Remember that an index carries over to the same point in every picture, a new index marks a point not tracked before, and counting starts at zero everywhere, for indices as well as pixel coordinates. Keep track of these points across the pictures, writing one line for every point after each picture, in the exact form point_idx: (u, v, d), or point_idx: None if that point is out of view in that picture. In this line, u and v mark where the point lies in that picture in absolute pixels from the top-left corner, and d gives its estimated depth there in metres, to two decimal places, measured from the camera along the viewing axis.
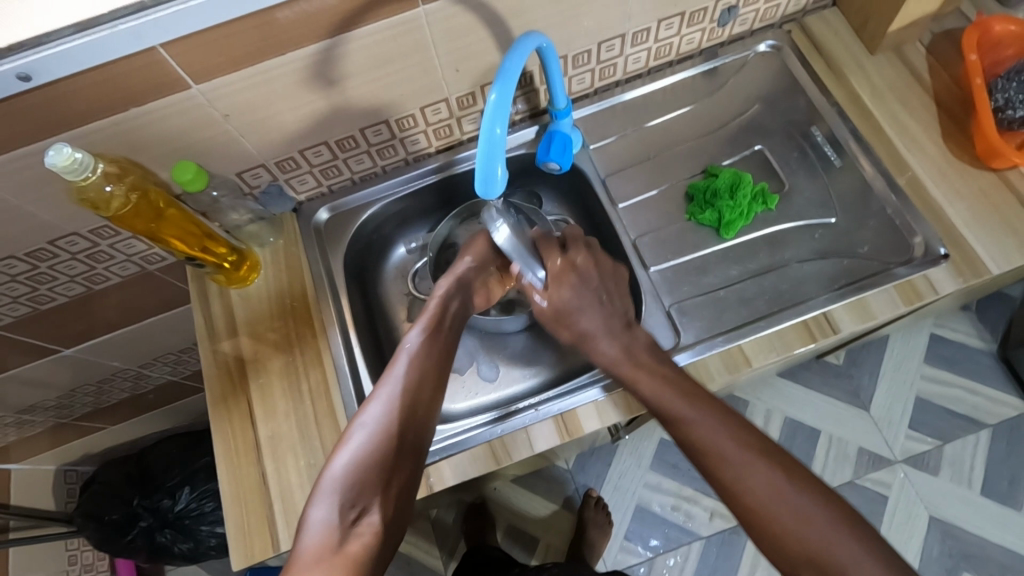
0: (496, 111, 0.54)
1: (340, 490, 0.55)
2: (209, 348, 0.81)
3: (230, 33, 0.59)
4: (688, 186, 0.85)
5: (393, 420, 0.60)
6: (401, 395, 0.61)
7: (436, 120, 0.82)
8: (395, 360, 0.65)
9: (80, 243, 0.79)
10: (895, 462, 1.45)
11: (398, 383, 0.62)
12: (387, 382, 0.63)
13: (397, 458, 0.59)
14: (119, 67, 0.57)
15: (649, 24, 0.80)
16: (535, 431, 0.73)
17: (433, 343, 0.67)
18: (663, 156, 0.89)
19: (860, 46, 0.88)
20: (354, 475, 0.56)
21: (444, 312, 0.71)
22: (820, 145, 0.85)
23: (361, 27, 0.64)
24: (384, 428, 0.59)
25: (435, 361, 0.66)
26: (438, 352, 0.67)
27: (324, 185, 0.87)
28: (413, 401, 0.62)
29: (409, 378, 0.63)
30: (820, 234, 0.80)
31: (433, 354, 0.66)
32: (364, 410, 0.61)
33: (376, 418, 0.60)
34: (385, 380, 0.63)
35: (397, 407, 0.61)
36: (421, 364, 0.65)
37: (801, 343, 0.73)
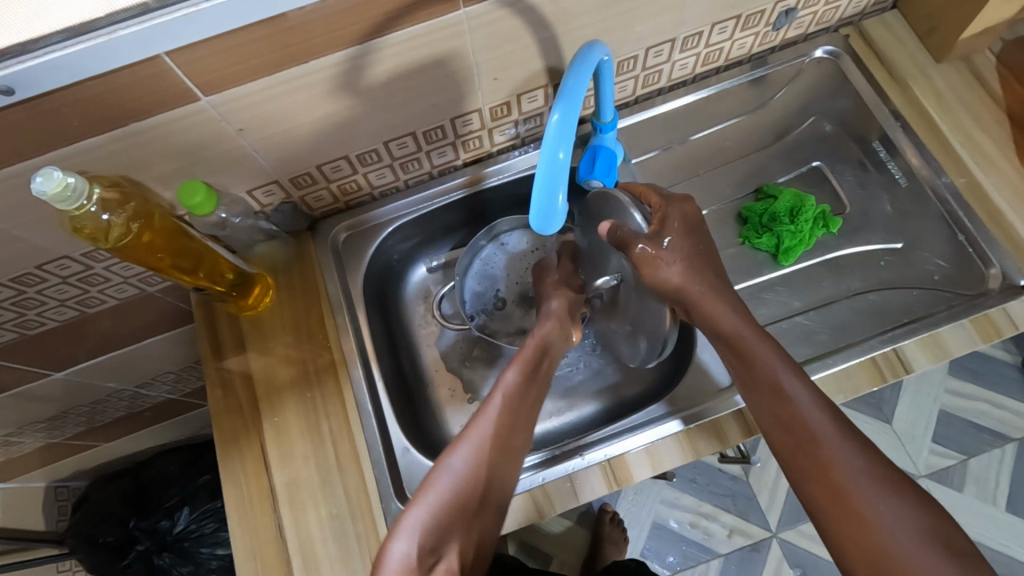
0: (559, 134, 0.47)
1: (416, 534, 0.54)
2: (218, 383, 0.74)
3: (247, 40, 0.51)
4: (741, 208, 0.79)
5: (481, 472, 0.58)
6: (489, 447, 0.59)
7: (466, 131, 0.75)
8: (487, 405, 0.62)
9: (72, 266, 0.72)
10: (917, 478, 1.40)
11: (490, 431, 0.60)
12: (477, 425, 0.60)
13: (478, 506, 0.57)
14: (117, 78, 0.49)
15: (703, 28, 0.73)
16: (580, 479, 0.67)
17: (526, 387, 0.65)
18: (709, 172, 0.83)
19: (924, 54, 0.81)
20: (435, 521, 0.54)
21: (539, 353, 0.68)
22: (885, 164, 0.80)
23: (393, 33, 0.56)
24: (469, 477, 0.57)
25: (524, 408, 0.64)
26: (529, 396, 0.65)
27: (341, 202, 0.79)
28: (497, 454, 0.60)
29: (502, 425, 0.61)
30: (886, 261, 0.75)
31: (523, 403, 0.64)
32: (451, 453, 0.59)
33: (462, 465, 0.58)
34: (476, 420, 0.61)
35: (485, 455, 0.59)
36: (512, 412, 0.62)
37: (870, 383, 0.67)
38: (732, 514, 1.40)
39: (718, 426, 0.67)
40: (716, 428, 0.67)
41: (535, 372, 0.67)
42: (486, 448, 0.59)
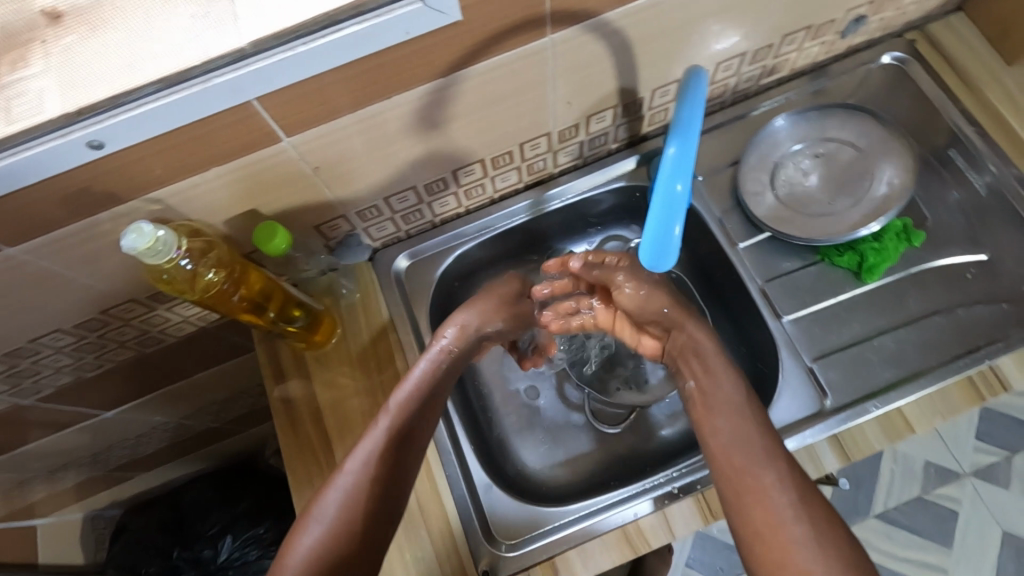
0: (678, 165, 0.45)
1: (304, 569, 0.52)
2: (287, 424, 0.71)
3: (336, 79, 0.48)
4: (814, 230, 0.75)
5: (363, 491, 0.56)
6: (370, 466, 0.58)
7: (533, 154, 0.73)
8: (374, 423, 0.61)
9: (135, 309, 0.69)
10: (964, 476, 1.38)
11: (369, 453, 0.58)
12: (337, 486, 0.57)
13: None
14: (205, 126, 0.47)
15: (774, 41, 0.71)
16: (673, 511, 0.65)
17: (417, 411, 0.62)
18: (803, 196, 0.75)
19: (994, 57, 0.79)
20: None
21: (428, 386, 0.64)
22: (962, 172, 0.76)
23: (479, 63, 0.54)
24: (319, 554, 0.53)
25: (404, 446, 0.60)
26: (406, 443, 0.60)
27: (402, 231, 0.77)
28: (367, 505, 0.56)
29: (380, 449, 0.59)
30: (973, 274, 0.71)
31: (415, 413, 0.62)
32: (304, 529, 0.55)
33: (313, 544, 0.53)
34: (337, 481, 0.57)
35: (342, 523, 0.54)
36: (401, 427, 0.60)
37: (969, 404, 0.65)
38: None
39: (811, 457, 0.65)
40: (813, 455, 0.65)
41: (416, 415, 0.62)
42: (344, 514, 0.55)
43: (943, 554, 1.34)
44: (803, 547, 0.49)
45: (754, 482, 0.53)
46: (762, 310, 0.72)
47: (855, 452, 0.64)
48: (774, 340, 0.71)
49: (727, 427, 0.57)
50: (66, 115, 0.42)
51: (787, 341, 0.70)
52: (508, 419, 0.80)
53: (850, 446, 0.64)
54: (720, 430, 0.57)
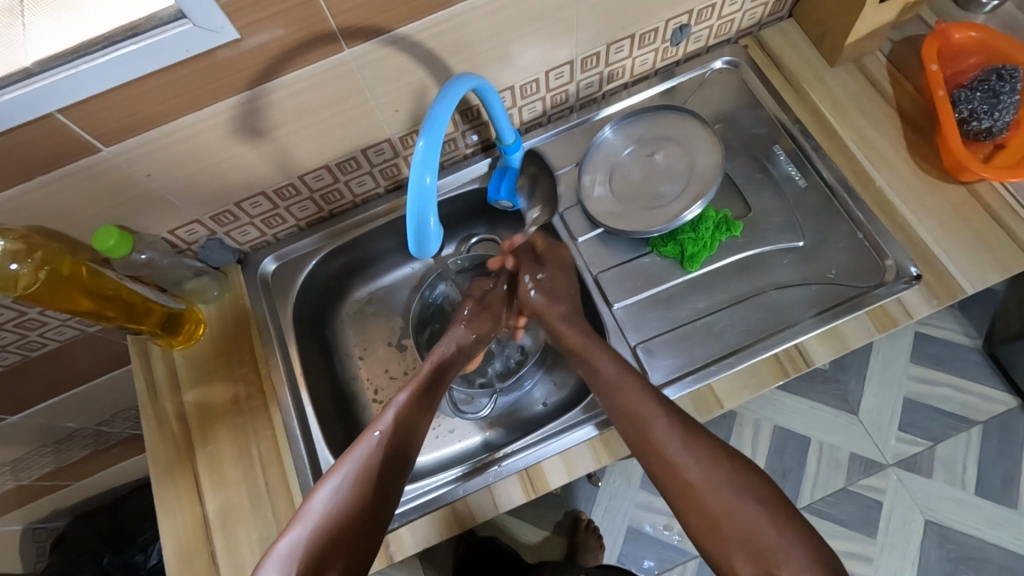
0: (423, 159, 0.50)
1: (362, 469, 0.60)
2: (153, 415, 0.76)
3: (135, 93, 0.54)
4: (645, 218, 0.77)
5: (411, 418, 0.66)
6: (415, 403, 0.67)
7: (381, 160, 0.78)
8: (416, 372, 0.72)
9: (6, 312, 0.75)
10: (886, 466, 1.41)
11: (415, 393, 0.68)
12: (364, 444, 0.62)
13: (367, 523, 0.57)
14: (13, 138, 0.53)
15: (597, 48, 0.77)
16: (500, 488, 0.69)
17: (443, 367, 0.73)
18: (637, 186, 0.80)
19: (819, 58, 0.84)
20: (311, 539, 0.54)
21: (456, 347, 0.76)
22: (788, 166, 0.81)
23: (282, 76, 0.60)
24: (347, 495, 0.57)
25: (419, 419, 0.66)
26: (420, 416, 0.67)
27: (269, 234, 0.82)
28: (389, 461, 0.61)
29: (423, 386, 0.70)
30: (790, 259, 0.76)
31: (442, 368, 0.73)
32: (333, 474, 0.59)
33: (346, 482, 0.58)
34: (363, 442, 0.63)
35: (369, 472, 0.59)
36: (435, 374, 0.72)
37: (773, 377, 0.69)
38: None
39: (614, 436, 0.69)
40: None
41: (428, 397, 0.69)
42: (369, 465, 0.60)
43: (866, 544, 1.37)
44: (702, 483, 0.58)
45: (718, 505, 0.57)
46: (595, 298, 0.77)
47: None
48: (605, 327, 0.76)
49: (684, 460, 0.60)
50: None
51: (616, 326, 0.75)
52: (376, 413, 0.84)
53: None
54: (681, 462, 0.60)
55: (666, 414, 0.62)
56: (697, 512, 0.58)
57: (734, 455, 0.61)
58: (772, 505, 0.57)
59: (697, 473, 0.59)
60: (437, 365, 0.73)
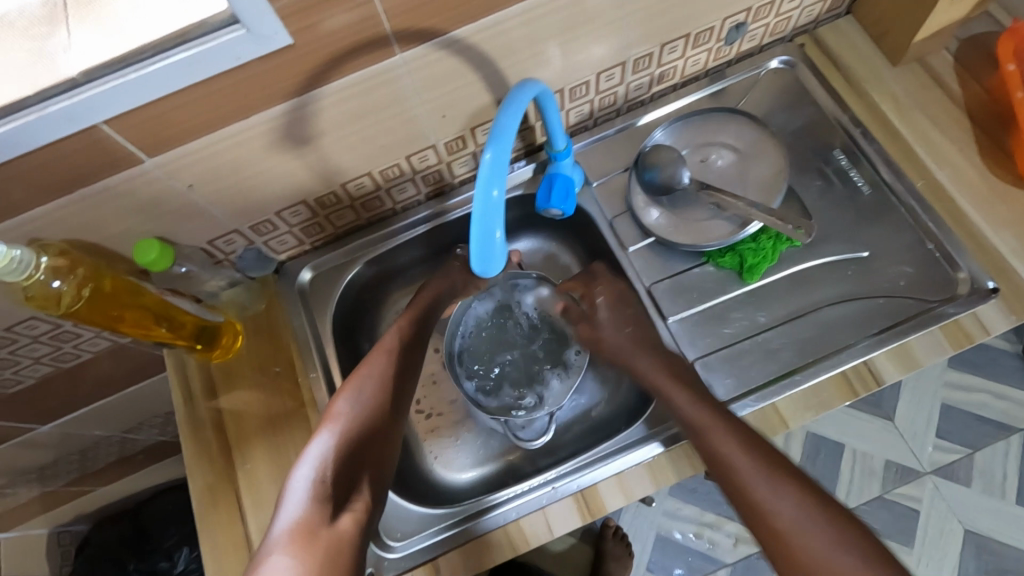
0: (492, 172, 0.47)
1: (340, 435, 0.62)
2: (190, 432, 0.74)
3: (182, 103, 0.51)
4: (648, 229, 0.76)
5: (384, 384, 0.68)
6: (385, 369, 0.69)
7: (424, 166, 0.75)
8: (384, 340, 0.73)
9: (41, 325, 0.73)
10: (924, 475, 1.37)
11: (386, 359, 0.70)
12: (365, 379, 0.68)
13: (348, 482, 0.60)
14: (57, 151, 0.50)
15: (651, 49, 0.73)
16: (553, 510, 0.66)
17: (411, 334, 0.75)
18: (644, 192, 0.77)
19: (879, 57, 0.80)
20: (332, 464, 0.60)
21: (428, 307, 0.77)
22: (848, 171, 0.78)
23: (331, 82, 0.56)
24: (327, 462, 0.60)
25: (392, 384, 0.69)
26: (405, 357, 0.72)
27: (306, 243, 0.80)
28: (367, 426, 0.64)
29: (394, 353, 0.71)
30: (855, 270, 0.72)
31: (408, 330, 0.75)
32: (314, 443, 0.62)
33: (326, 450, 0.61)
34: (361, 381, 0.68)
35: (348, 436, 0.62)
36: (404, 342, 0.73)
37: (842, 398, 0.66)
38: (737, 522, 1.34)
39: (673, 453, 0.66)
40: (689, 452, 0.66)
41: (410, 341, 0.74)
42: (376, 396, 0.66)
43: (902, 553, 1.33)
44: (793, 531, 0.54)
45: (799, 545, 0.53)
46: (648, 311, 0.73)
47: None
48: (660, 341, 0.73)
49: (790, 514, 0.54)
50: None
51: (672, 341, 0.72)
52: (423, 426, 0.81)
53: None
54: (771, 502, 0.55)
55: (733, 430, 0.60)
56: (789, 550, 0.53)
57: (832, 506, 0.55)
58: (877, 560, 0.51)
59: (788, 517, 0.54)
60: (410, 320, 0.76)
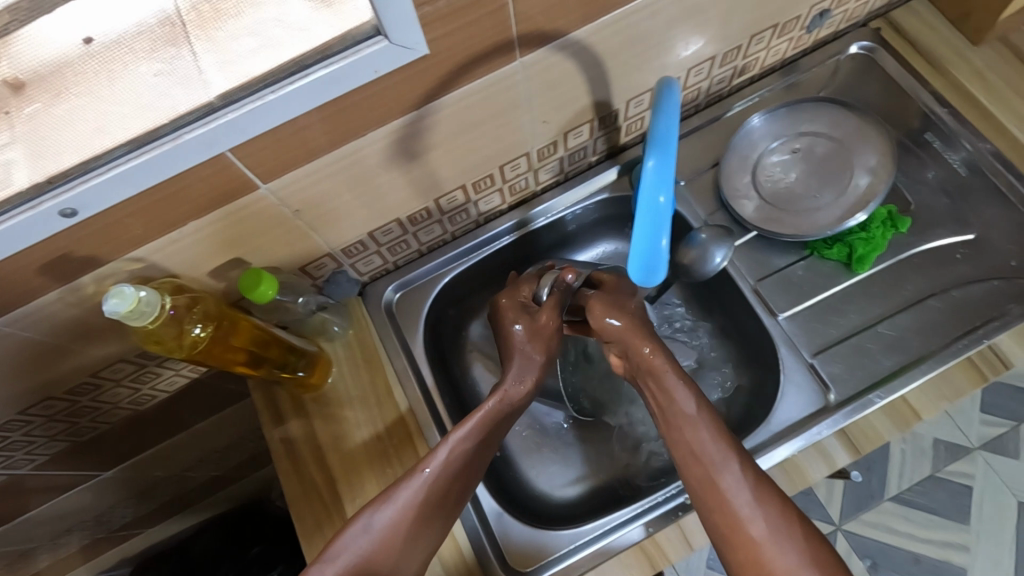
0: (658, 178, 0.45)
1: (406, 509, 0.58)
2: (290, 469, 0.70)
3: (310, 123, 0.48)
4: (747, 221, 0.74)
5: (466, 457, 0.61)
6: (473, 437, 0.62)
7: (514, 175, 0.73)
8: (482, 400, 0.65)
9: (126, 368, 0.68)
10: (974, 450, 1.36)
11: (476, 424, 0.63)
12: (416, 482, 0.59)
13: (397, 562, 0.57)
14: (181, 182, 0.47)
15: (742, 42, 0.71)
16: (688, 523, 0.64)
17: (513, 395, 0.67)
18: (731, 182, 0.76)
19: (959, 37, 0.79)
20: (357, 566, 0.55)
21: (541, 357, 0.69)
22: (938, 154, 0.77)
23: (451, 93, 0.54)
24: (382, 535, 0.57)
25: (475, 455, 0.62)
26: (476, 459, 0.62)
27: (390, 262, 0.77)
28: (435, 501, 0.59)
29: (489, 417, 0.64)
30: (962, 254, 0.71)
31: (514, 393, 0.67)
32: (378, 506, 0.58)
33: (386, 522, 0.57)
34: (413, 480, 0.59)
35: (414, 511, 0.58)
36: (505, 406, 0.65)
37: (972, 385, 0.64)
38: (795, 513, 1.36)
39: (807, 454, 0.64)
40: (823, 451, 0.64)
41: (489, 432, 0.64)
42: (414, 517, 0.58)
43: (961, 531, 1.33)
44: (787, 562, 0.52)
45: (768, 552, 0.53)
46: (757, 309, 0.72)
47: (865, 444, 0.64)
48: (772, 338, 0.71)
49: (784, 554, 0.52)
50: (36, 186, 0.43)
51: (787, 338, 0.70)
52: (522, 441, 0.78)
53: (859, 439, 0.64)
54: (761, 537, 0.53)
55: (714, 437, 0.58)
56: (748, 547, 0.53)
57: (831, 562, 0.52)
58: None
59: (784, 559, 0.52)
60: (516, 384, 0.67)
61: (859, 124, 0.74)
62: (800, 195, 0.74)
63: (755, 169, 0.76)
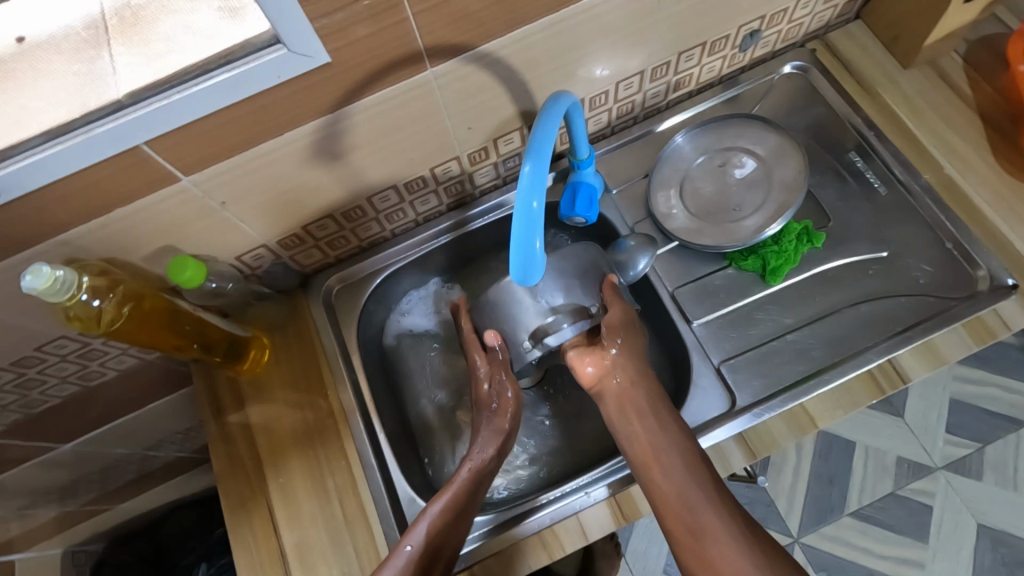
0: (532, 184, 0.47)
1: None
2: (220, 446, 0.74)
3: (222, 122, 0.52)
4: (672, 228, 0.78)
5: (448, 527, 0.62)
6: (454, 509, 0.63)
7: (447, 178, 0.76)
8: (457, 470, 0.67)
9: (70, 344, 0.73)
10: (935, 469, 1.36)
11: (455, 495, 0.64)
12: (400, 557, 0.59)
13: None
14: (99, 171, 0.51)
15: (669, 58, 0.74)
16: (587, 516, 0.67)
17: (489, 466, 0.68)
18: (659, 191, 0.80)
19: (891, 60, 0.82)
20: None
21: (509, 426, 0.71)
22: (863, 173, 0.79)
23: (365, 97, 0.57)
24: None
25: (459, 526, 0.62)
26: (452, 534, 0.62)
27: (330, 256, 0.80)
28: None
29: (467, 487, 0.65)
30: (875, 270, 0.74)
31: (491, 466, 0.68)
32: None
33: None
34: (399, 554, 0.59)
35: None
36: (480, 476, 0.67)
37: (869, 396, 0.67)
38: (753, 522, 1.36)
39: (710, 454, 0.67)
40: (720, 453, 0.67)
41: (465, 506, 0.64)
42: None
43: (919, 550, 1.32)
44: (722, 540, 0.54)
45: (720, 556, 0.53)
46: (673, 315, 0.75)
47: (762, 449, 0.66)
48: (685, 344, 0.74)
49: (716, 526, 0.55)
50: None
51: (699, 344, 0.73)
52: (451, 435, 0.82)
53: (756, 444, 0.66)
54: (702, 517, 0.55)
55: (681, 453, 0.60)
56: (697, 542, 0.54)
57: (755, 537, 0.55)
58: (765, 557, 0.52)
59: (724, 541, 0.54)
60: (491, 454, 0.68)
61: (780, 141, 0.78)
62: (725, 206, 0.77)
63: (684, 180, 0.79)
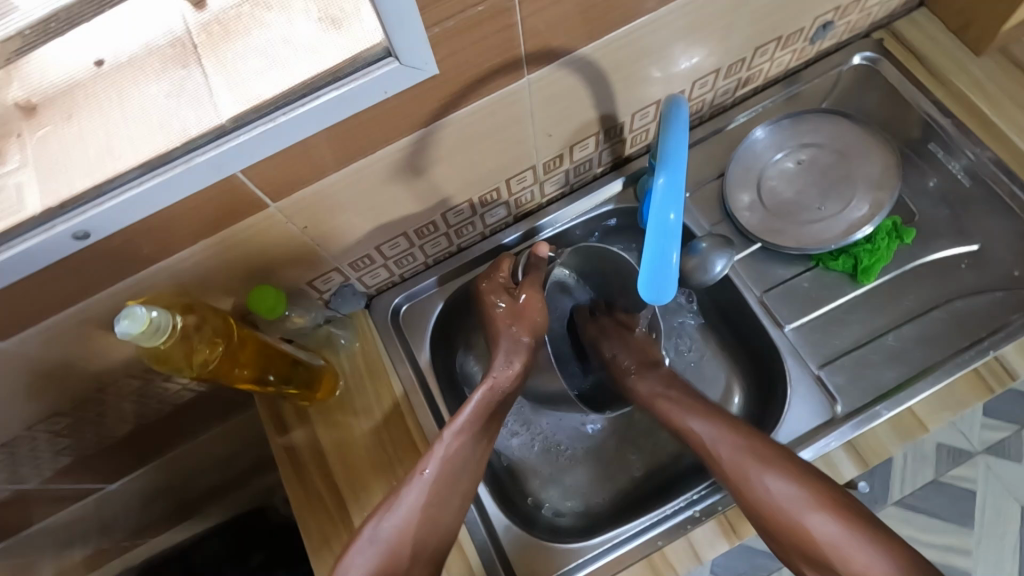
0: (666, 197, 0.46)
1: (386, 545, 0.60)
2: (295, 479, 0.70)
3: (320, 142, 0.48)
4: (754, 231, 0.75)
5: (438, 489, 0.62)
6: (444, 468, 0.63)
7: (520, 188, 0.73)
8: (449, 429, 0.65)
9: (133, 382, 0.68)
10: (975, 454, 1.35)
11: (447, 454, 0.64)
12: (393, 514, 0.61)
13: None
14: (193, 201, 0.47)
15: (746, 54, 0.71)
16: (697, 536, 0.64)
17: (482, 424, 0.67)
18: (738, 192, 0.77)
19: (962, 48, 0.80)
20: (410, 511, 0.61)
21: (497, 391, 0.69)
22: (942, 164, 0.77)
23: (459, 109, 0.54)
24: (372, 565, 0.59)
25: (456, 483, 0.64)
26: (472, 455, 0.65)
27: (396, 274, 0.77)
28: (422, 529, 0.61)
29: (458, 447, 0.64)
30: (965, 265, 0.72)
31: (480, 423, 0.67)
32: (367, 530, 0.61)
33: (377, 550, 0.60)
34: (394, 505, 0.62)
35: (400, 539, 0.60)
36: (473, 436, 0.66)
37: (977, 395, 0.65)
38: None
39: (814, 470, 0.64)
40: (829, 463, 0.64)
41: (482, 427, 0.67)
42: (421, 518, 0.61)
43: (965, 537, 1.31)
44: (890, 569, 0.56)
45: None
46: (763, 320, 0.72)
47: (872, 456, 0.64)
48: (778, 350, 0.71)
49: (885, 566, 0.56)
50: (49, 210, 0.43)
51: (793, 350, 0.70)
52: (534, 457, 0.78)
53: (865, 450, 0.64)
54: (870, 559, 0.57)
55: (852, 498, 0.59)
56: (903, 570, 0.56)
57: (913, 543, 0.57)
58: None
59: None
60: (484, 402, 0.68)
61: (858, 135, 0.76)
62: (806, 205, 0.75)
63: (762, 181, 0.77)
